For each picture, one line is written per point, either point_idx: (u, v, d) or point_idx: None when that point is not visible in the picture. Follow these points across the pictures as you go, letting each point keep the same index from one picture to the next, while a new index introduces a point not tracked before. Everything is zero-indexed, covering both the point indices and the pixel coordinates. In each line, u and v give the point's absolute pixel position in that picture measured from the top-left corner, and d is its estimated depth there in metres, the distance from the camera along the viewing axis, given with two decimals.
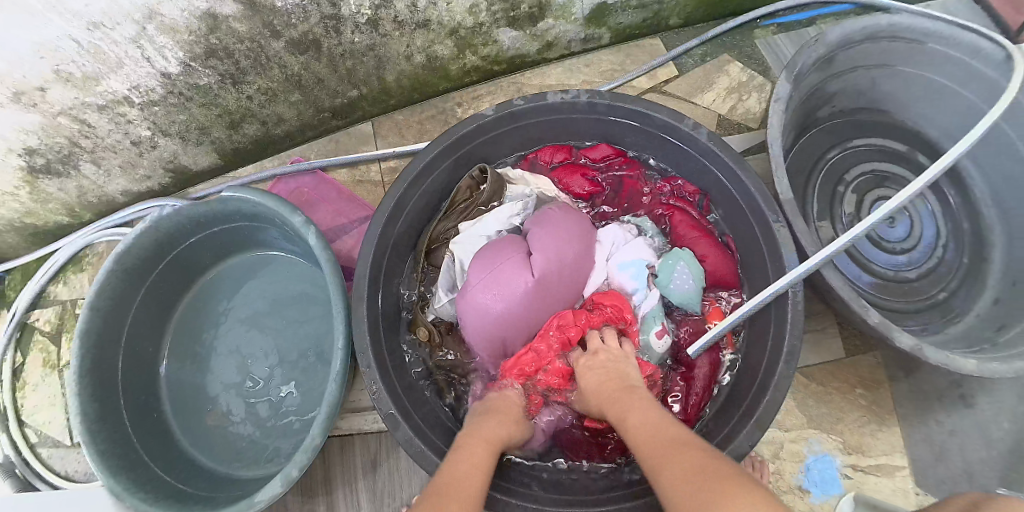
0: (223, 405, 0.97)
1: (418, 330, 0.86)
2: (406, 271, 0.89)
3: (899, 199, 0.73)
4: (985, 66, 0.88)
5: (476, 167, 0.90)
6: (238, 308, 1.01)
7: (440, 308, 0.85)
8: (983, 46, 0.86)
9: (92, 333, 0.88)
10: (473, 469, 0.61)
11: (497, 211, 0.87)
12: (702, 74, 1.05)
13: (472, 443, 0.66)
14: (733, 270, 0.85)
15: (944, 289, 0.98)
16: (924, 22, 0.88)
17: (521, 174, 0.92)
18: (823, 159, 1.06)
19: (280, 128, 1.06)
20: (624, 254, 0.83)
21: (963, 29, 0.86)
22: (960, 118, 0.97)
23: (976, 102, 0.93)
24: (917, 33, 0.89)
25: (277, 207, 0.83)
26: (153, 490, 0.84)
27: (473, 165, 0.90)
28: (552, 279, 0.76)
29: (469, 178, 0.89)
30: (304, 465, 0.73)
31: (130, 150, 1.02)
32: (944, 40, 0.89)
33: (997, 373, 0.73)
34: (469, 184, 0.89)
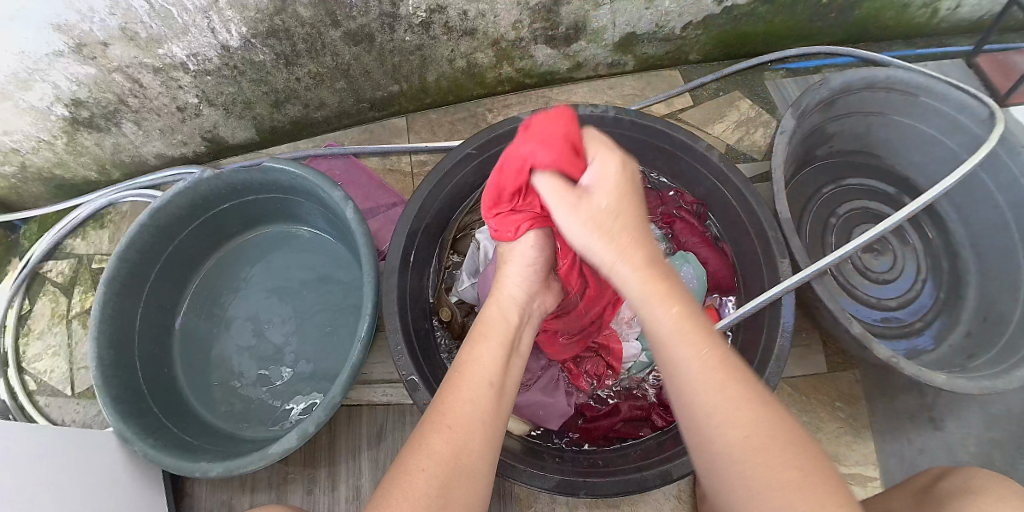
0: (235, 366, 1.00)
1: (442, 310, 0.92)
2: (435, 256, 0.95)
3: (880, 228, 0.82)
4: (968, 121, 0.98)
5: None
6: (259, 277, 1.05)
7: (462, 291, 0.92)
8: (968, 103, 0.96)
9: (119, 280, 0.91)
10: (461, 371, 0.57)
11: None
12: (716, 106, 1.13)
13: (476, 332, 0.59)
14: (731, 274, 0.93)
15: (922, 319, 1.06)
16: (918, 78, 0.98)
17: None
18: (820, 194, 1.14)
19: (319, 112, 1.11)
20: None
21: (953, 88, 0.97)
22: (944, 167, 1.06)
23: (957, 151, 1.02)
24: (910, 86, 1.00)
25: (319, 181, 0.88)
26: (161, 439, 0.86)
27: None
28: None
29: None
30: (320, 421, 0.77)
31: (173, 115, 1.06)
32: (934, 95, 1.00)
33: (961, 388, 0.79)
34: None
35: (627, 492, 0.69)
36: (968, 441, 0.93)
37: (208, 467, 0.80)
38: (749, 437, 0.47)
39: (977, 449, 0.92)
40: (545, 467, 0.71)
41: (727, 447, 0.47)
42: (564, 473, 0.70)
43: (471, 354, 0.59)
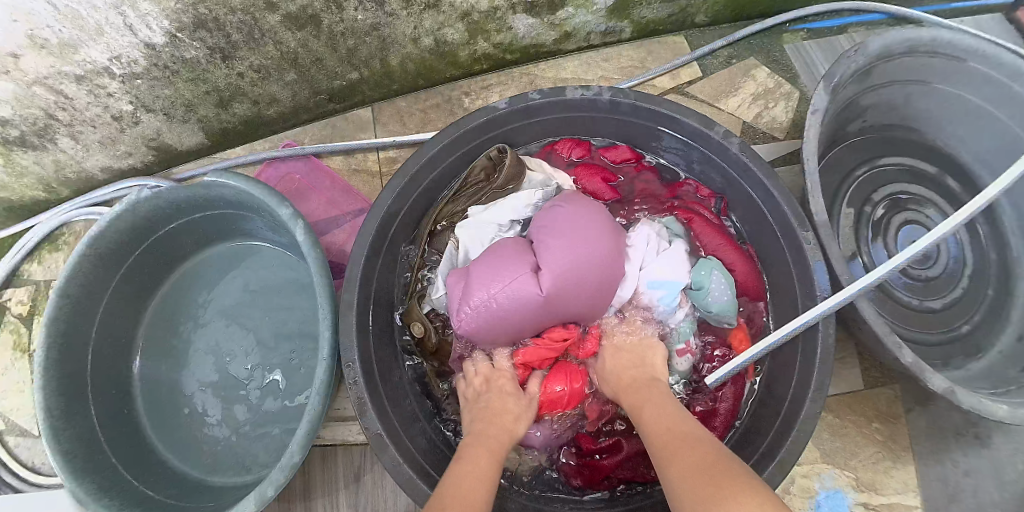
0: (199, 404, 0.91)
1: (412, 326, 0.78)
2: (405, 261, 0.81)
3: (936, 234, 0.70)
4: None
5: (495, 147, 0.81)
6: (218, 300, 0.94)
7: (436, 299, 0.78)
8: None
9: (61, 321, 0.81)
10: (476, 479, 0.56)
11: (514, 198, 0.78)
12: (728, 77, 0.97)
13: (473, 452, 0.61)
14: (757, 281, 0.80)
15: (968, 321, 0.91)
16: (968, 40, 0.82)
17: (541, 165, 0.83)
18: (851, 176, 0.98)
19: (271, 109, 0.97)
20: (659, 267, 0.75)
21: (1005, 49, 0.81)
22: (998, 143, 0.91)
23: (1013, 126, 0.87)
24: (959, 50, 0.83)
25: (265, 197, 0.76)
26: (119, 497, 0.78)
27: (490, 144, 0.81)
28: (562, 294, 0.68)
29: (486, 157, 0.81)
30: (282, 482, 0.68)
31: (111, 125, 0.94)
32: (985, 59, 0.83)
33: None
34: (485, 165, 0.81)
35: None
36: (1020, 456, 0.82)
37: None
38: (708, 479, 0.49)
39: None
40: None
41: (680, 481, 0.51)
42: None
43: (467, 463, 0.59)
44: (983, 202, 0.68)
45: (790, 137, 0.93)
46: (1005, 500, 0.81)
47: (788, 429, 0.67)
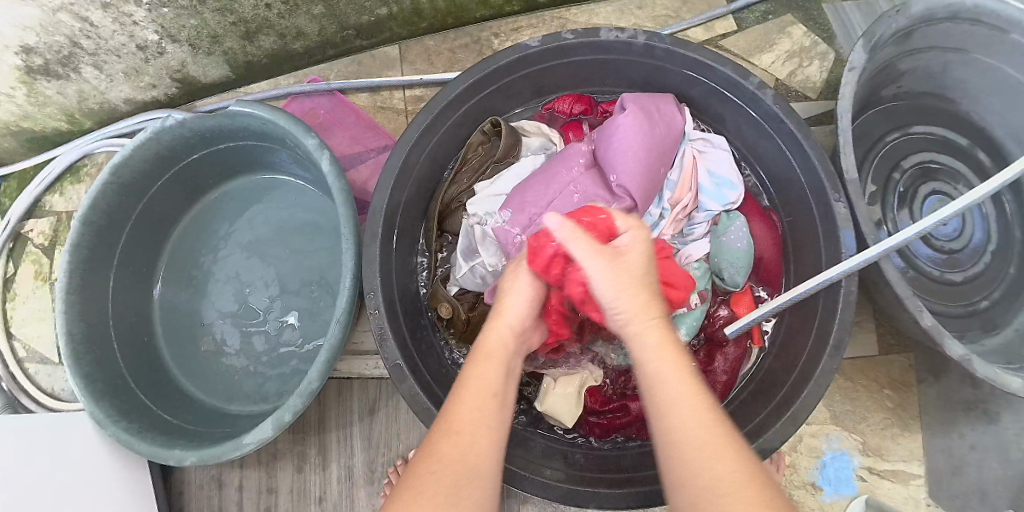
0: (218, 333, 0.92)
1: (440, 306, 0.77)
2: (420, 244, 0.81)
3: (960, 204, 0.60)
4: None
5: (487, 120, 0.81)
6: (238, 233, 0.95)
7: (460, 278, 0.78)
8: None
9: (84, 249, 0.82)
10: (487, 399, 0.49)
11: (517, 168, 0.80)
12: (763, 33, 0.94)
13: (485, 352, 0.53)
14: (777, 255, 0.80)
15: (986, 297, 0.85)
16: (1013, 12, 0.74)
17: (538, 127, 0.84)
18: (879, 143, 0.93)
19: (298, 43, 0.96)
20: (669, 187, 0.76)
21: None
22: None
23: None
24: (1001, 21, 0.75)
25: (290, 127, 0.76)
26: (136, 420, 0.80)
27: (484, 118, 0.82)
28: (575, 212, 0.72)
29: (480, 132, 0.81)
30: (298, 409, 0.69)
31: (135, 55, 0.93)
32: None
33: None
34: (481, 139, 0.81)
35: (642, 504, 0.61)
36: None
37: (183, 456, 0.74)
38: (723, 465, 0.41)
39: None
40: (555, 475, 0.64)
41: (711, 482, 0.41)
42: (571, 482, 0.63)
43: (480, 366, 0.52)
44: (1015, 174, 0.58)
45: (823, 98, 0.91)
46: (1011, 477, 0.75)
47: (802, 384, 0.66)
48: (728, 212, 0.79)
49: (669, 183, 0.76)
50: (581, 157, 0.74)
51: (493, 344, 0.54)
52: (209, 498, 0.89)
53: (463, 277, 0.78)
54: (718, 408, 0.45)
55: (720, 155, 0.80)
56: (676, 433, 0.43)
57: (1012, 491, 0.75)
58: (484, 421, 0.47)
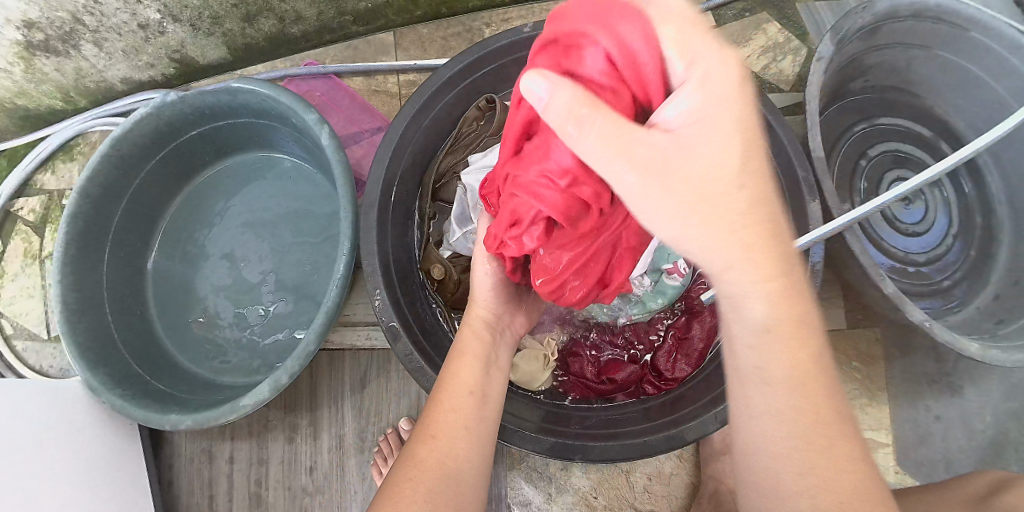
0: (212, 306, 0.94)
1: (433, 268, 0.81)
2: (414, 211, 0.84)
3: (918, 180, 0.65)
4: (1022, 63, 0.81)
5: (482, 97, 0.84)
6: (235, 209, 0.97)
7: (453, 243, 0.82)
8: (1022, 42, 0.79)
9: (81, 220, 0.83)
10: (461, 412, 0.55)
11: None
12: (741, 28, 1.00)
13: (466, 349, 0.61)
14: None
15: (949, 276, 0.91)
16: (973, 11, 0.80)
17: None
18: (849, 132, 0.98)
19: (296, 27, 0.99)
20: None
21: (1008, 23, 0.79)
22: (990, 114, 0.90)
23: (1008, 99, 0.86)
24: (963, 19, 0.82)
25: (290, 102, 0.79)
26: (130, 388, 0.81)
27: (479, 96, 0.84)
28: None
29: (475, 108, 0.83)
30: (295, 371, 0.72)
31: (135, 34, 0.95)
32: (986, 30, 0.81)
33: (999, 360, 0.69)
34: (476, 115, 0.84)
35: (625, 456, 0.65)
36: (987, 410, 0.84)
37: (178, 420, 0.75)
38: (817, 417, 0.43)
39: (993, 418, 0.84)
40: (540, 431, 0.67)
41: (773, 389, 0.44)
42: (557, 435, 0.66)
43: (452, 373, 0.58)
44: (973, 150, 0.63)
45: (795, 90, 0.97)
46: (972, 447, 0.84)
47: None
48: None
49: None
50: None
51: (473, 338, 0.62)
52: (198, 469, 0.91)
53: (456, 242, 0.82)
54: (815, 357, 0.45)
55: None
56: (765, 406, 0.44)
57: (974, 458, 0.83)
58: (457, 414, 0.55)
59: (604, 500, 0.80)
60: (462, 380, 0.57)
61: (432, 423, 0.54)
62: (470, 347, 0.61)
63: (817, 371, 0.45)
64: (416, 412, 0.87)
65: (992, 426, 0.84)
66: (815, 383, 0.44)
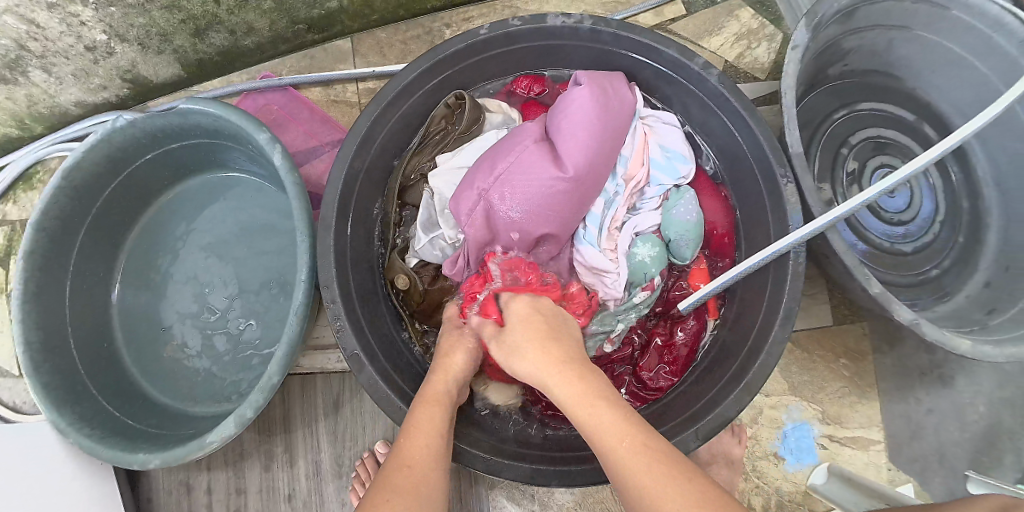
0: (179, 335, 0.91)
1: (395, 278, 0.79)
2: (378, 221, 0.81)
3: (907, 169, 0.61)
4: (1006, 42, 0.78)
5: (453, 94, 0.81)
6: (197, 232, 0.94)
7: (420, 250, 0.79)
8: (1005, 20, 0.75)
9: (37, 256, 0.80)
10: (428, 450, 0.54)
11: (481, 139, 0.81)
12: (712, 15, 0.96)
13: (427, 398, 0.60)
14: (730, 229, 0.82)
15: (937, 265, 0.88)
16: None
17: (499, 105, 0.85)
18: (828, 121, 0.95)
19: (250, 39, 0.95)
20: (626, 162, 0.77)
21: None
22: (976, 96, 0.86)
23: (994, 80, 0.82)
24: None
25: (241, 122, 0.75)
26: (99, 426, 0.78)
27: (449, 92, 0.81)
28: (531, 187, 0.71)
29: (445, 105, 0.80)
30: (259, 404, 0.69)
31: (83, 57, 0.91)
32: (968, 7, 0.78)
33: (991, 357, 0.66)
34: (445, 113, 0.81)
35: (601, 479, 0.61)
36: (981, 399, 0.80)
37: (146, 459, 0.73)
38: (653, 492, 0.45)
39: (988, 409, 0.80)
40: (518, 456, 0.64)
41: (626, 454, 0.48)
42: (531, 461, 0.64)
43: (419, 416, 0.57)
44: (957, 139, 0.59)
45: (771, 78, 0.93)
46: (967, 439, 0.80)
47: (755, 355, 0.67)
48: (680, 186, 0.81)
49: (621, 158, 0.77)
50: (532, 133, 0.74)
51: (435, 390, 0.61)
52: (177, 502, 0.88)
53: (422, 249, 0.79)
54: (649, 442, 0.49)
55: (672, 131, 0.81)
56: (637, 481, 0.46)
57: (969, 451, 0.79)
58: (423, 448, 0.54)
59: None
60: (426, 423, 0.57)
61: (402, 462, 0.53)
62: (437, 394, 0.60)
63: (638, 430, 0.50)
64: (393, 435, 0.85)
65: (986, 416, 0.79)
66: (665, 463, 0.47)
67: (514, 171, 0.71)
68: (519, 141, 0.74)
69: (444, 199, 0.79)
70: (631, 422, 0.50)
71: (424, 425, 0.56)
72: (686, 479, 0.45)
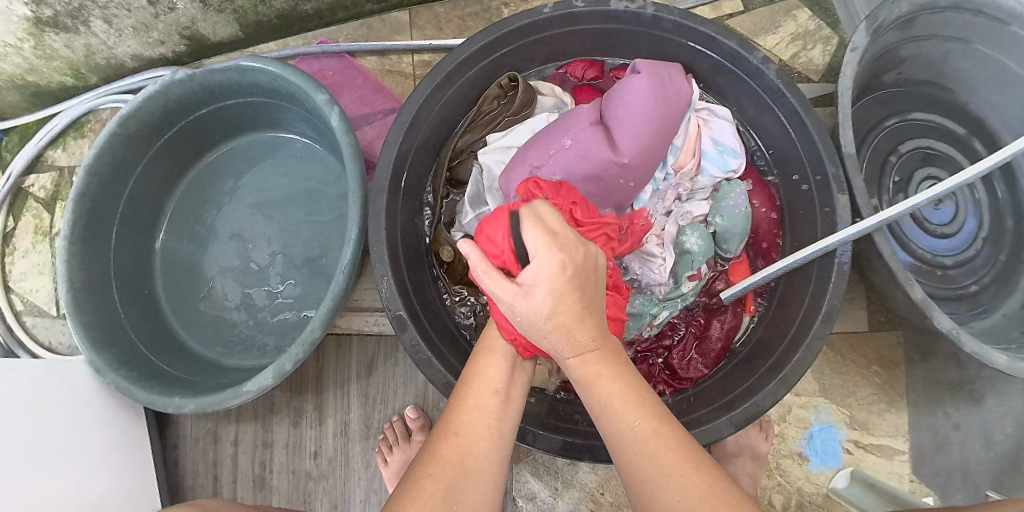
0: (219, 288, 0.93)
1: (441, 250, 0.80)
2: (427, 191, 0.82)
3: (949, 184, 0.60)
4: None
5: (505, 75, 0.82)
6: (244, 190, 0.96)
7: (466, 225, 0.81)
8: None
9: (88, 200, 0.82)
10: (485, 411, 0.49)
11: (532, 121, 0.81)
12: (770, 13, 0.95)
13: (489, 348, 0.55)
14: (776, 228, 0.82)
15: (977, 281, 0.87)
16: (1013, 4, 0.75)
17: (552, 88, 0.85)
18: (878, 128, 0.95)
19: (309, 5, 0.96)
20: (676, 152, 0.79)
21: None
22: None
23: None
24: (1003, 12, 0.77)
25: (300, 82, 0.77)
26: (136, 370, 0.80)
27: (501, 74, 0.82)
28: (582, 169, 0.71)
29: (497, 86, 0.81)
30: (299, 358, 0.70)
31: (145, 10, 0.93)
32: None
33: None
34: (497, 93, 0.82)
35: None
36: (1009, 420, 0.77)
37: (181, 404, 0.75)
38: (620, 401, 0.47)
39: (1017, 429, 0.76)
40: (554, 428, 0.65)
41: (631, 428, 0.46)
42: (565, 434, 0.64)
43: (480, 368, 0.53)
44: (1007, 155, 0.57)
45: (825, 80, 0.93)
46: (992, 458, 0.78)
47: (794, 349, 0.67)
48: (729, 179, 0.82)
49: (672, 148, 0.79)
50: (587, 116, 0.75)
51: (501, 337, 0.56)
52: (203, 451, 0.90)
53: (469, 224, 0.81)
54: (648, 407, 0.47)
55: (725, 126, 0.81)
56: (639, 461, 0.45)
57: (993, 471, 0.77)
58: (477, 410, 0.49)
59: (612, 497, 0.79)
60: (488, 376, 0.52)
61: (454, 420, 0.49)
62: (500, 340, 0.56)
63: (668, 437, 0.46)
64: (423, 399, 0.87)
65: (1013, 437, 0.76)
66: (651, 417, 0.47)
67: (564, 153, 0.72)
68: (573, 124, 0.74)
69: (492, 175, 0.79)
70: (643, 413, 0.47)
71: (484, 377, 0.52)
72: (678, 446, 0.46)
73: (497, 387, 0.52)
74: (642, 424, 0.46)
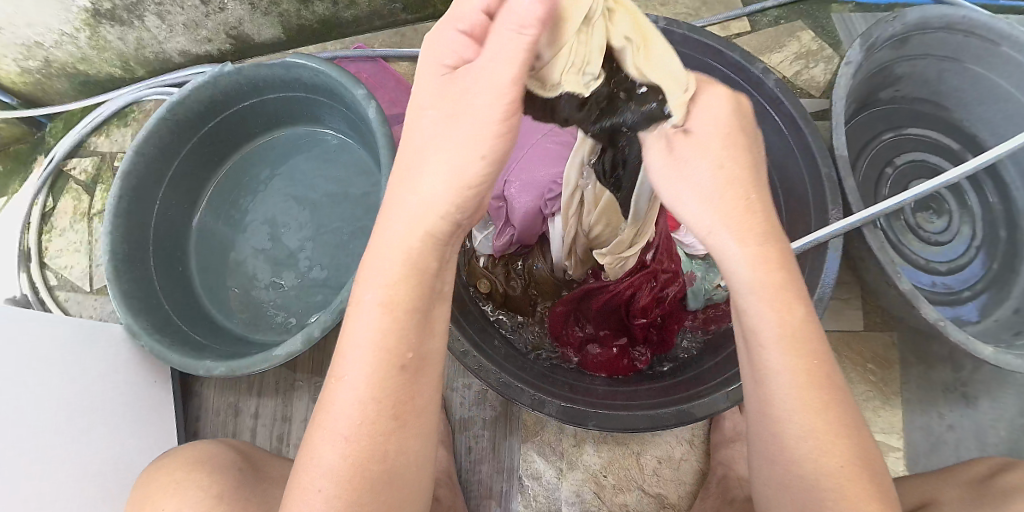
0: (250, 268, 0.98)
1: (479, 282, 0.85)
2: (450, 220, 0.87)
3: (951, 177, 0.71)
4: None
5: None
6: (279, 178, 1.02)
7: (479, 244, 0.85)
8: None
9: (134, 179, 0.88)
10: (383, 378, 0.44)
11: None
12: (775, 35, 1.03)
13: (397, 282, 0.45)
14: None
15: (971, 288, 0.92)
16: (1003, 25, 0.82)
17: None
18: (876, 140, 1.00)
19: (348, 12, 1.04)
20: None
21: None
22: (1017, 129, 0.90)
23: None
24: (992, 32, 0.84)
25: (340, 77, 0.84)
26: (168, 335, 0.85)
27: None
28: None
29: None
30: (327, 326, 0.75)
31: (198, 9, 1.01)
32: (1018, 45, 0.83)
33: (1012, 365, 0.69)
34: None
35: (636, 426, 0.67)
36: (1002, 424, 0.86)
37: (212, 366, 0.80)
38: (790, 325, 0.45)
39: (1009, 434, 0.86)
40: (556, 395, 0.70)
41: (790, 370, 0.44)
42: (569, 401, 0.69)
43: (371, 319, 0.45)
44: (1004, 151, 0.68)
45: (825, 97, 0.99)
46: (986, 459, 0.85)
47: None
48: None
49: None
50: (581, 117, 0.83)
51: (405, 273, 0.44)
52: (224, 422, 0.95)
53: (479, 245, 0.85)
54: (825, 373, 0.45)
55: None
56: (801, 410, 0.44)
57: None
58: (385, 373, 0.44)
59: (613, 479, 0.83)
60: (381, 335, 0.44)
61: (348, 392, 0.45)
62: (401, 303, 0.44)
63: (808, 330, 0.45)
64: None
65: (1005, 441, 0.85)
66: (821, 377, 0.45)
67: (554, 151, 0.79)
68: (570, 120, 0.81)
69: None
70: (816, 375, 0.45)
71: (384, 333, 0.44)
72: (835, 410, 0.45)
73: (395, 341, 0.44)
74: (802, 355, 0.44)
